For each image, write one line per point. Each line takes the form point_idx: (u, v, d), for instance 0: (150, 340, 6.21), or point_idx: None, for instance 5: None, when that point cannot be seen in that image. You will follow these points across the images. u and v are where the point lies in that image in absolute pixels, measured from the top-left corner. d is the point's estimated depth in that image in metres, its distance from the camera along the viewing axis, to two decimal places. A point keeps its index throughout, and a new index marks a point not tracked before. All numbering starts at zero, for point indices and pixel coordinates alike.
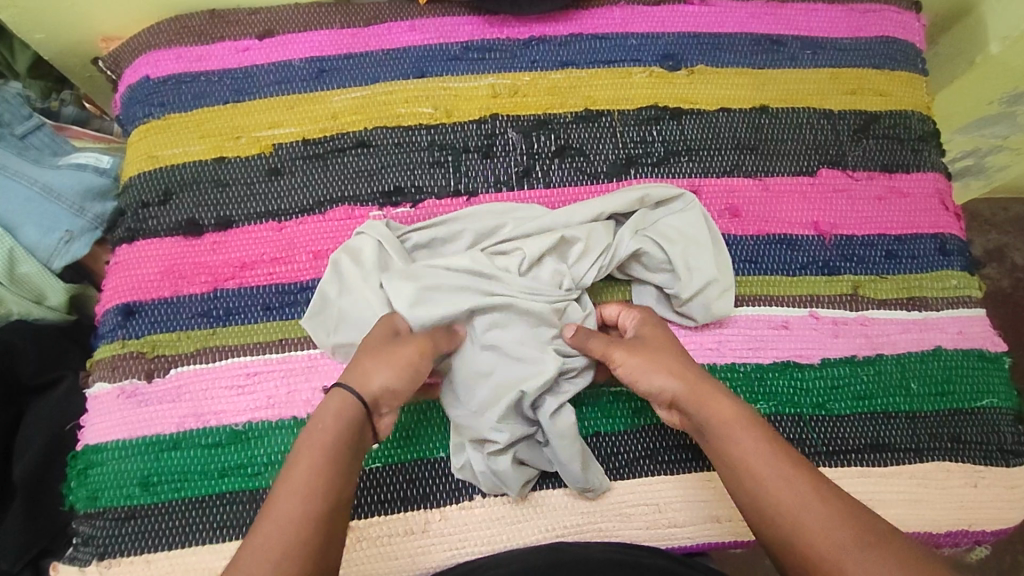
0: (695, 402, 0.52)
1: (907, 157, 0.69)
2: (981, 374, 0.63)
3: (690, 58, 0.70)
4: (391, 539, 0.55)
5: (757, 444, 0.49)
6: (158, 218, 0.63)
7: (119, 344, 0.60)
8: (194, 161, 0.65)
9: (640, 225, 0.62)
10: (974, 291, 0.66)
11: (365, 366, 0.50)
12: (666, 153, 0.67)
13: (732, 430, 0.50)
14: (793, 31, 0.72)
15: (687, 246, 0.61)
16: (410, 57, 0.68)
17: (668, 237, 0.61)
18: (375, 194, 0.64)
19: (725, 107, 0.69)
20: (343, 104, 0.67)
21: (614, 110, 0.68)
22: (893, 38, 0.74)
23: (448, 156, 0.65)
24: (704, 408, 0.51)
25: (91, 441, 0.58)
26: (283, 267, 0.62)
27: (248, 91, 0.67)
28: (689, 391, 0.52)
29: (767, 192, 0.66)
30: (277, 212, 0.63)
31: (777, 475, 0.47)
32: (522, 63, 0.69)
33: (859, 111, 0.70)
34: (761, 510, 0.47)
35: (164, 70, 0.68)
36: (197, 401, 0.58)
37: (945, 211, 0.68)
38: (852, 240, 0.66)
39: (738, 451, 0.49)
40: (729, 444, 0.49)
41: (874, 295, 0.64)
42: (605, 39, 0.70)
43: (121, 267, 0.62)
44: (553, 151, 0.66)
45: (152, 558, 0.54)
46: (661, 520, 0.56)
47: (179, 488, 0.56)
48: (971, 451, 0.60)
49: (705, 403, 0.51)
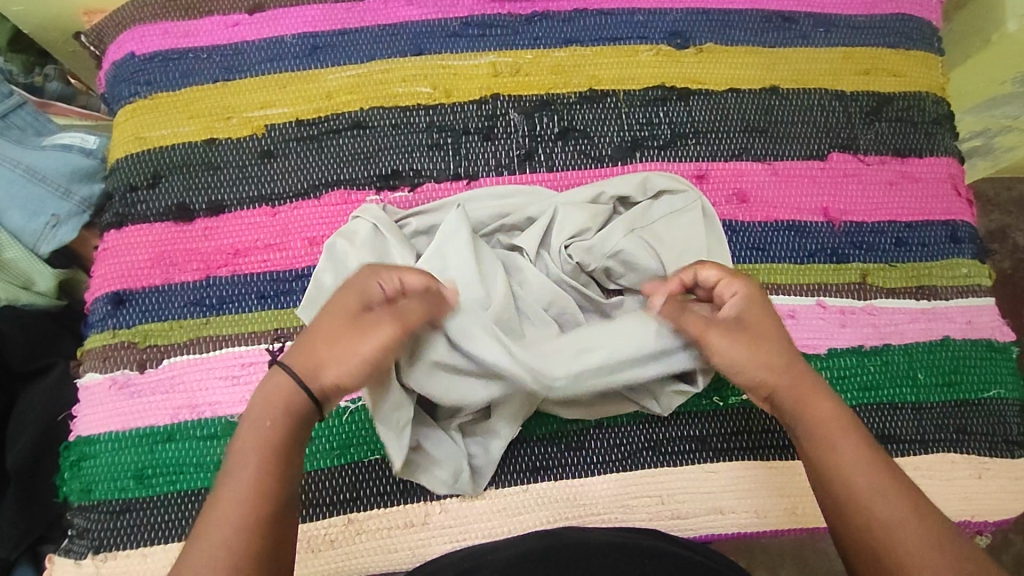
0: (797, 402, 0.49)
1: (919, 140, 0.67)
2: (989, 364, 0.62)
3: (698, 36, 0.67)
4: (390, 532, 0.54)
5: (871, 460, 0.46)
6: (147, 203, 0.61)
7: (109, 333, 0.58)
8: (183, 142, 0.63)
9: (637, 222, 0.59)
10: (983, 280, 0.64)
11: (322, 353, 0.46)
12: (673, 135, 0.64)
13: (836, 432, 0.47)
14: (806, 7, 0.70)
15: (684, 252, 0.58)
16: (407, 33, 0.66)
17: (665, 242, 0.58)
18: (371, 177, 0.62)
19: (733, 87, 0.66)
20: (338, 82, 0.64)
21: (619, 90, 0.65)
22: (909, 16, 0.71)
23: (447, 138, 0.63)
24: (806, 411, 0.48)
25: (83, 433, 0.57)
26: (277, 254, 0.60)
27: (238, 69, 0.64)
28: (792, 389, 0.49)
29: (775, 177, 0.64)
30: (271, 197, 0.61)
31: (881, 486, 0.44)
32: (524, 40, 0.66)
33: (871, 93, 0.68)
34: (865, 510, 0.44)
35: (149, 47, 0.65)
36: (192, 392, 0.57)
37: (957, 196, 0.66)
38: (862, 227, 0.64)
39: (858, 465, 0.45)
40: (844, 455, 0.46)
41: (883, 284, 0.63)
42: (610, 15, 0.67)
43: (109, 254, 0.60)
44: (556, 132, 0.64)
45: (147, 552, 0.54)
46: (663, 511, 0.56)
47: (175, 481, 0.55)
48: (977, 442, 0.60)
49: (812, 402, 0.48)
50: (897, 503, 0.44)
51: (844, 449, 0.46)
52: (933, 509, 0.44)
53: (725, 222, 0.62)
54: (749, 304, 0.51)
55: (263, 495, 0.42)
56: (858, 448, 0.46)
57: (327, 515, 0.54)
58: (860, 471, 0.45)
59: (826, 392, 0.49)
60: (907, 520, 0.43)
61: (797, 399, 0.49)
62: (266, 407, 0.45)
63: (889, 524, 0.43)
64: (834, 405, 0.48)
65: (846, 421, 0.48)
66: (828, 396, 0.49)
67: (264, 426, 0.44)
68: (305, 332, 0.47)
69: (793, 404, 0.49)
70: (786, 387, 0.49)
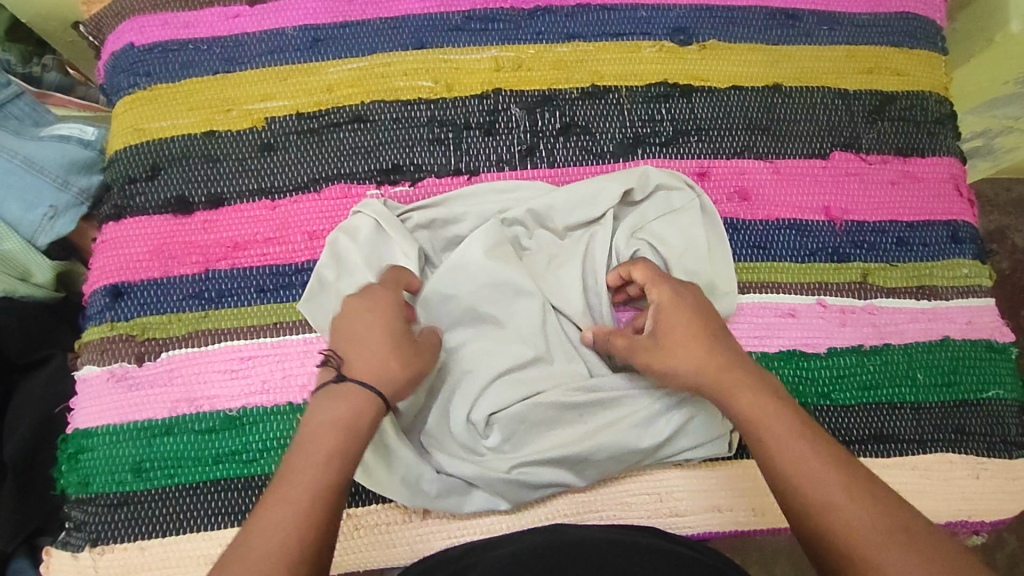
0: (726, 392, 0.48)
1: (922, 140, 0.67)
2: (989, 365, 0.62)
3: (702, 32, 0.67)
4: (388, 527, 0.54)
5: (803, 444, 0.44)
6: (146, 195, 0.61)
7: (108, 326, 0.58)
8: (182, 134, 0.62)
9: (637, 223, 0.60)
10: (984, 280, 0.64)
11: (389, 366, 0.47)
12: (675, 132, 0.64)
13: (764, 421, 0.46)
14: (809, 5, 0.69)
15: (684, 250, 0.59)
16: (409, 27, 0.65)
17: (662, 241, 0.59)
18: (371, 172, 0.62)
19: (736, 84, 0.66)
20: (339, 75, 0.64)
21: (621, 87, 0.65)
22: (914, 15, 0.70)
23: (448, 133, 0.63)
24: (735, 404, 0.48)
25: (81, 425, 0.56)
26: (276, 248, 0.60)
27: (238, 62, 0.64)
28: (718, 382, 0.48)
29: (777, 176, 0.64)
30: (270, 190, 0.61)
31: (812, 470, 0.43)
32: (527, 35, 0.66)
33: (874, 92, 0.67)
34: (796, 493, 0.43)
35: (148, 38, 0.65)
36: (190, 385, 0.56)
37: (959, 197, 0.66)
38: (863, 226, 0.64)
39: (791, 452, 0.44)
40: (773, 442, 0.45)
41: (883, 284, 0.63)
42: (613, 11, 0.67)
43: (108, 246, 0.60)
44: (557, 128, 0.63)
45: (145, 545, 0.54)
46: (662, 509, 0.56)
47: (173, 474, 0.55)
48: (975, 443, 0.60)
49: (738, 396, 0.48)
50: (830, 483, 0.43)
51: (774, 437, 0.45)
52: (872, 487, 0.42)
53: (726, 220, 0.62)
54: (665, 311, 0.52)
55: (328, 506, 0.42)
56: (787, 431, 0.45)
57: None
58: (788, 455, 0.44)
59: (753, 380, 0.48)
60: (839, 500, 0.42)
61: (726, 393, 0.48)
62: (351, 403, 0.45)
63: (819, 507, 0.42)
64: (762, 390, 0.48)
65: (775, 407, 0.47)
66: (756, 385, 0.48)
67: (348, 433, 0.44)
68: (358, 346, 0.48)
69: (723, 399, 0.48)
70: (713, 379, 0.49)
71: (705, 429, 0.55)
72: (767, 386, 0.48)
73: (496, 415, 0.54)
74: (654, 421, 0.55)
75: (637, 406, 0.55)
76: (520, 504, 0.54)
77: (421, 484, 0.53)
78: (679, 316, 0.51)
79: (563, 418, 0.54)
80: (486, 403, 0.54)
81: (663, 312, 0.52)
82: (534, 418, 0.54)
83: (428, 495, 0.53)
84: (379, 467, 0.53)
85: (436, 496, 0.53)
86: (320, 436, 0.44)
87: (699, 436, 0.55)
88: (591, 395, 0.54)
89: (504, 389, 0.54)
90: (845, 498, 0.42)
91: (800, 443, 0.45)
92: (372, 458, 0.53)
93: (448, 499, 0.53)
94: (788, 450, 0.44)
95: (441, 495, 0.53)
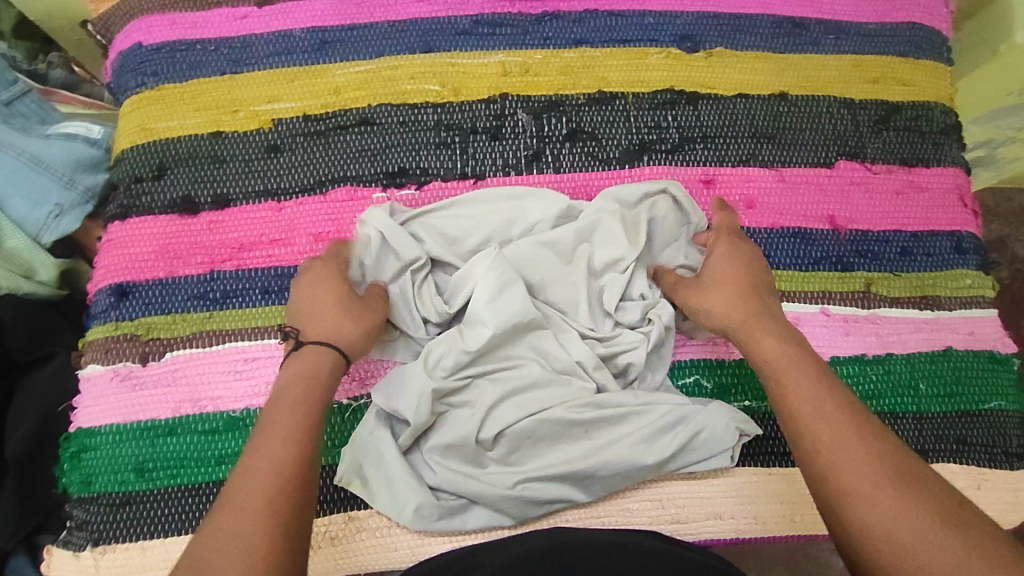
0: (747, 335, 0.52)
1: (927, 150, 0.67)
2: (990, 377, 0.62)
3: (708, 40, 0.67)
4: (390, 530, 0.54)
5: (816, 385, 0.47)
6: (152, 194, 0.61)
7: (112, 325, 0.58)
8: (189, 135, 0.62)
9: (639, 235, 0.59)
10: (987, 291, 0.64)
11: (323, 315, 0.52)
12: (680, 139, 0.64)
13: (784, 362, 0.49)
14: (816, 14, 0.69)
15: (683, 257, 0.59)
16: (416, 30, 0.65)
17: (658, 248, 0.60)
18: (378, 175, 0.62)
19: (742, 92, 0.66)
20: (347, 78, 0.64)
21: (628, 93, 0.65)
22: (920, 25, 0.71)
23: (455, 137, 0.63)
24: (756, 346, 0.51)
25: (84, 425, 0.56)
26: (282, 250, 0.60)
27: (246, 63, 0.64)
28: (749, 324, 0.53)
29: (782, 184, 0.64)
30: (276, 192, 0.61)
31: (820, 410, 0.46)
32: (534, 40, 0.66)
33: (880, 102, 0.68)
34: (803, 425, 0.46)
35: (157, 37, 0.65)
36: (193, 386, 0.57)
37: (963, 207, 0.67)
38: (867, 235, 0.64)
39: (803, 392, 0.47)
40: (795, 381, 0.48)
41: (887, 293, 0.63)
42: (621, 16, 0.67)
43: (113, 245, 0.60)
44: (564, 134, 0.64)
45: (147, 545, 0.53)
46: (664, 515, 0.56)
47: (175, 475, 0.55)
48: (976, 453, 0.60)
49: (759, 340, 0.51)
50: (836, 418, 0.45)
51: (793, 377, 0.48)
52: (877, 430, 0.44)
53: None
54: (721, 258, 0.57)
55: (298, 480, 0.43)
56: (805, 372, 0.48)
57: (328, 512, 0.55)
58: (798, 392, 0.47)
59: (775, 329, 0.52)
60: (839, 433, 0.44)
61: (748, 336, 0.52)
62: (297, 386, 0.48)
63: (817, 439, 0.45)
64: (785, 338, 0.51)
65: (796, 355, 0.50)
66: (779, 333, 0.51)
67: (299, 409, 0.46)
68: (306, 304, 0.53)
69: (749, 341, 0.52)
70: (740, 325, 0.53)
71: (713, 441, 0.55)
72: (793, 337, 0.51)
73: (503, 432, 0.54)
74: (661, 437, 0.55)
75: (642, 422, 0.55)
76: (525, 518, 0.54)
77: (423, 511, 0.52)
78: (728, 266, 0.56)
79: (568, 436, 0.54)
80: (492, 422, 0.54)
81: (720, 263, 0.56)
82: (540, 433, 0.54)
83: (429, 519, 0.53)
84: (380, 490, 0.53)
85: (438, 517, 0.53)
86: (274, 422, 0.45)
87: (704, 449, 0.55)
88: (601, 412, 0.54)
89: (511, 406, 0.54)
90: (842, 439, 0.44)
91: (813, 386, 0.47)
92: (374, 481, 0.54)
93: (450, 518, 0.54)
94: (800, 387, 0.47)
95: (443, 516, 0.53)
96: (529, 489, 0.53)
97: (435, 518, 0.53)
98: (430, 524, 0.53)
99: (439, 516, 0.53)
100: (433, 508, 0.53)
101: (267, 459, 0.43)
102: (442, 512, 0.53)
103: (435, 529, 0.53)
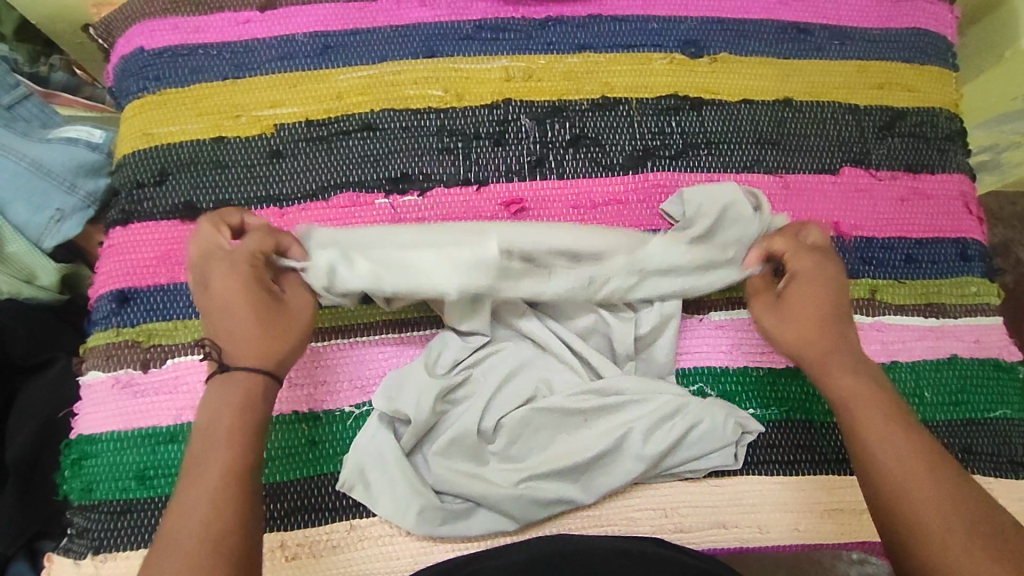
0: (819, 365, 0.54)
1: (932, 156, 0.67)
2: (996, 385, 0.62)
3: (712, 45, 0.67)
4: (393, 539, 0.54)
5: (886, 420, 0.49)
6: (154, 200, 0.61)
7: (113, 332, 0.58)
8: (191, 140, 0.62)
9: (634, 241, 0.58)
10: (992, 299, 0.64)
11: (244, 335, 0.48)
12: (684, 145, 0.64)
13: (855, 395, 0.51)
14: (821, 19, 0.69)
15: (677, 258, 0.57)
16: (419, 35, 0.65)
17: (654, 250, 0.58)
18: (380, 180, 0.61)
19: (746, 98, 0.66)
20: (349, 83, 0.63)
21: (631, 99, 0.65)
22: (925, 30, 0.70)
23: (458, 143, 0.62)
24: (827, 376, 0.53)
25: (85, 432, 0.56)
26: None
27: (248, 67, 0.64)
28: (823, 353, 0.54)
29: (787, 190, 0.64)
30: (278, 197, 0.61)
31: (892, 445, 0.48)
32: (537, 45, 0.65)
33: (884, 108, 0.67)
34: (875, 458, 0.48)
35: (158, 42, 0.64)
36: (195, 393, 0.56)
37: (968, 214, 0.66)
38: (872, 243, 0.64)
39: (875, 427, 0.49)
40: (864, 415, 0.50)
41: (891, 301, 0.62)
42: (624, 22, 0.67)
43: (114, 251, 0.60)
44: (567, 139, 0.63)
45: (148, 553, 0.53)
46: (668, 524, 0.56)
47: (177, 482, 0.54)
48: (981, 462, 0.59)
49: (828, 373, 0.53)
50: (906, 453, 0.47)
51: (864, 412, 0.50)
52: (948, 469, 0.47)
53: None
54: (801, 282, 0.56)
55: (240, 503, 0.43)
56: (876, 407, 0.50)
57: (330, 521, 0.54)
58: (867, 424, 0.49)
59: (847, 360, 0.53)
60: (914, 470, 0.46)
61: (815, 368, 0.54)
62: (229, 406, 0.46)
63: (890, 475, 0.47)
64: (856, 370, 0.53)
65: (868, 389, 0.51)
66: (850, 365, 0.53)
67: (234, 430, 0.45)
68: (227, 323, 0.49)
69: (818, 371, 0.54)
70: (809, 355, 0.54)
71: (712, 440, 0.55)
72: (861, 367, 0.53)
73: (503, 425, 0.54)
74: (660, 428, 0.55)
75: (640, 413, 0.55)
76: (528, 523, 0.54)
77: (425, 515, 0.52)
78: (812, 288, 0.56)
79: (568, 429, 0.55)
80: (491, 415, 0.54)
81: (800, 283, 0.56)
82: (539, 427, 0.54)
83: (430, 522, 0.52)
84: (382, 494, 0.53)
85: (440, 521, 0.53)
86: (211, 446, 0.45)
87: (706, 450, 0.55)
88: (601, 403, 0.54)
89: (508, 396, 0.55)
90: (923, 480, 0.46)
91: (884, 421, 0.49)
92: (376, 484, 0.53)
93: (453, 520, 0.53)
94: (871, 422, 0.49)
95: (446, 521, 0.53)
96: (531, 484, 0.53)
97: (437, 519, 0.53)
98: (431, 525, 0.52)
99: (440, 516, 0.53)
100: (434, 508, 0.52)
101: (197, 499, 0.42)
102: (443, 512, 0.53)
103: (438, 532, 0.53)
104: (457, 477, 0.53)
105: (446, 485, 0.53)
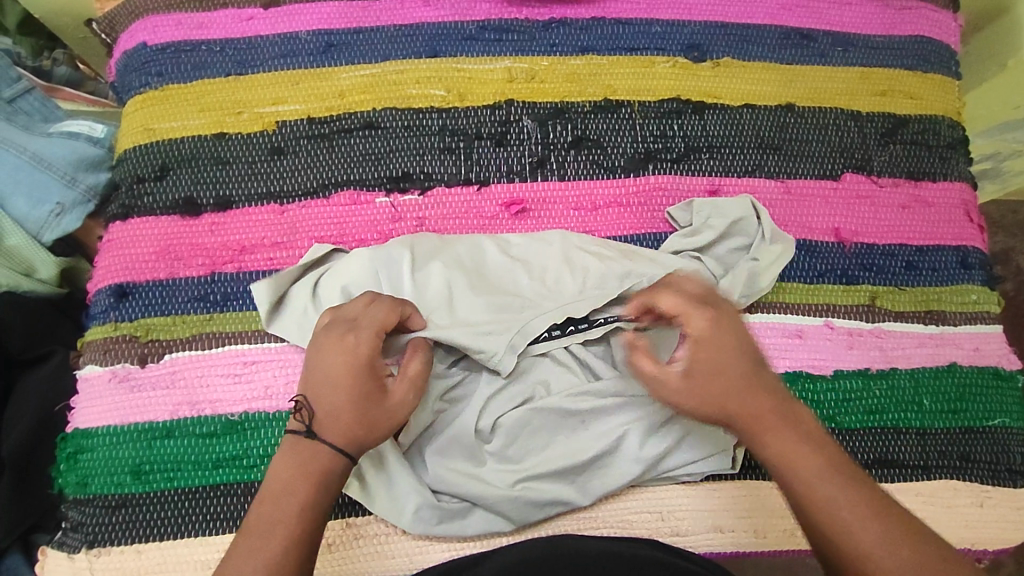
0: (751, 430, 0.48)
1: (934, 164, 0.67)
2: (994, 393, 0.61)
3: (716, 49, 0.67)
4: (389, 538, 0.54)
5: (831, 483, 0.46)
6: (154, 195, 0.61)
7: (111, 326, 0.58)
8: (192, 136, 0.62)
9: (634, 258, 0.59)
10: (993, 307, 0.64)
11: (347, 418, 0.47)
12: (686, 149, 0.64)
13: (796, 459, 0.47)
14: (824, 25, 0.69)
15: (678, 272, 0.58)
16: (423, 35, 0.65)
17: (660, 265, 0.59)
18: (381, 179, 0.61)
19: (749, 103, 0.66)
20: (351, 81, 0.63)
21: (634, 101, 0.65)
22: (927, 38, 0.70)
23: (459, 143, 0.62)
24: (765, 441, 0.48)
25: (81, 426, 0.56)
26: (284, 253, 0.60)
27: (251, 64, 0.64)
28: (753, 417, 0.48)
29: (788, 195, 0.64)
30: (279, 194, 0.61)
31: (845, 511, 0.45)
32: (541, 46, 0.65)
33: (887, 114, 0.67)
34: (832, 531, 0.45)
35: (161, 37, 0.64)
36: (192, 389, 0.56)
37: (969, 223, 0.66)
38: (872, 249, 0.64)
39: (825, 494, 0.46)
40: (809, 480, 0.46)
41: (891, 308, 0.62)
42: (628, 25, 0.67)
43: (113, 245, 0.60)
44: (569, 141, 0.63)
45: (143, 548, 0.53)
46: (663, 527, 0.56)
47: (172, 478, 0.54)
48: (978, 471, 0.59)
49: (766, 434, 0.48)
50: (859, 519, 0.45)
51: (811, 478, 0.46)
52: (902, 523, 0.45)
53: None
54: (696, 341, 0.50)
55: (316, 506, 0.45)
56: (818, 468, 0.46)
57: None
58: (816, 494, 0.46)
59: (781, 416, 0.48)
60: (872, 540, 0.44)
61: (751, 432, 0.48)
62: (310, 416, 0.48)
63: (856, 550, 0.44)
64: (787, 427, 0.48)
65: (805, 446, 0.47)
66: (785, 422, 0.48)
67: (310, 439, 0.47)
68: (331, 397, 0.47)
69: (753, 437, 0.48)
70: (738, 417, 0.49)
71: (709, 443, 0.55)
72: (792, 420, 0.48)
73: (500, 425, 0.54)
74: (657, 430, 0.54)
75: (638, 413, 0.55)
76: (526, 523, 0.54)
77: (422, 513, 0.52)
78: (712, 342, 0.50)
79: (566, 429, 0.54)
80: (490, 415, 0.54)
81: (696, 343, 0.50)
82: (538, 427, 0.54)
83: (428, 522, 0.52)
84: (379, 493, 0.53)
85: (437, 521, 0.52)
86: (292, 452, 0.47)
87: (703, 454, 0.55)
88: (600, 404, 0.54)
89: (507, 396, 0.55)
90: (882, 550, 0.44)
91: (828, 485, 0.46)
92: (374, 482, 0.53)
93: (451, 520, 0.53)
94: (820, 494, 0.46)
95: (443, 520, 0.53)
96: (529, 483, 0.53)
97: (435, 518, 0.52)
98: (430, 525, 0.52)
99: (439, 516, 0.52)
100: (433, 507, 0.52)
101: (269, 527, 0.44)
102: (441, 511, 0.52)
103: (436, 531, 0.53)
104: (455, 476, 0.53)
105: (444, 484, 0.53)
